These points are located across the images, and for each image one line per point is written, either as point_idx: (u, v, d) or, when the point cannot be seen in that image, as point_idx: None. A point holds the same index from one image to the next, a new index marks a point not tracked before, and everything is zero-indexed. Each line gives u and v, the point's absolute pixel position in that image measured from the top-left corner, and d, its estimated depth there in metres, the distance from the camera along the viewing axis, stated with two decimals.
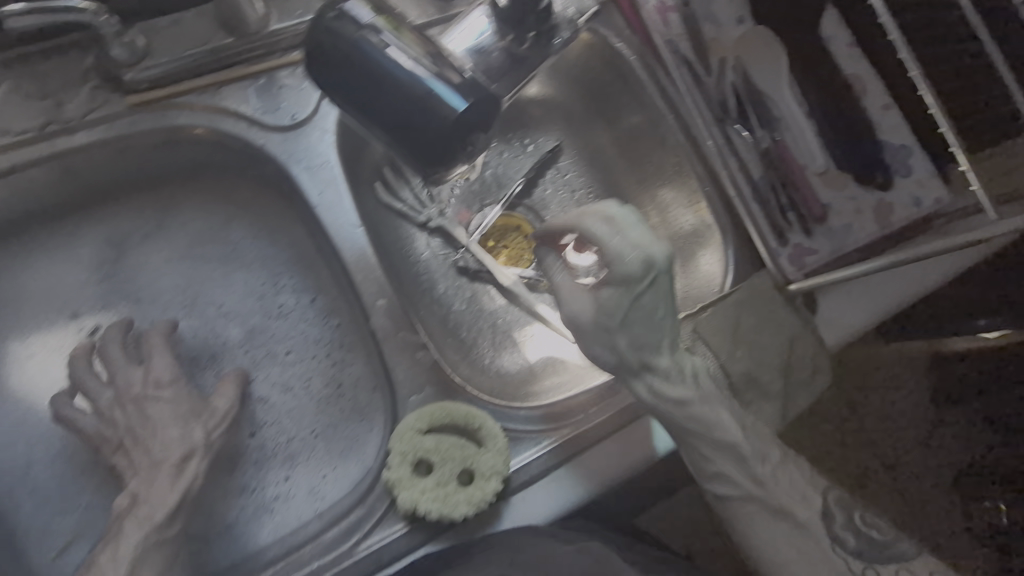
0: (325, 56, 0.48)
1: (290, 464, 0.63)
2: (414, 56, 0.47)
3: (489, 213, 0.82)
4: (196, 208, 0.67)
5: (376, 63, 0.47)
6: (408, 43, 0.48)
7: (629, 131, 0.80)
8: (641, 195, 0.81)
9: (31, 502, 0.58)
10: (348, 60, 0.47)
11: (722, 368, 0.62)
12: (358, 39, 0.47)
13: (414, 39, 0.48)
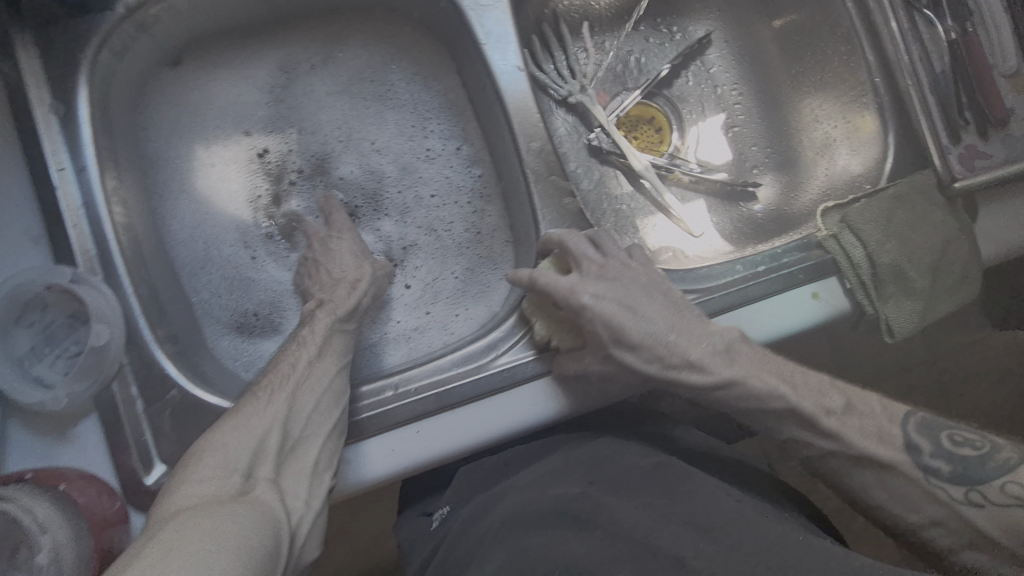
0: None
1: (424, 298, 0.67)
2: None
3: (630, 97, 0.80)
4: (361, 46, 0.69)
5: None
6: None
7: (794, 21, 0.75)
8: (792, 98, 0.78)
9: (205, 291, 0.63)
10: None
11: (868, 259, 0.60)
12: None
13: None
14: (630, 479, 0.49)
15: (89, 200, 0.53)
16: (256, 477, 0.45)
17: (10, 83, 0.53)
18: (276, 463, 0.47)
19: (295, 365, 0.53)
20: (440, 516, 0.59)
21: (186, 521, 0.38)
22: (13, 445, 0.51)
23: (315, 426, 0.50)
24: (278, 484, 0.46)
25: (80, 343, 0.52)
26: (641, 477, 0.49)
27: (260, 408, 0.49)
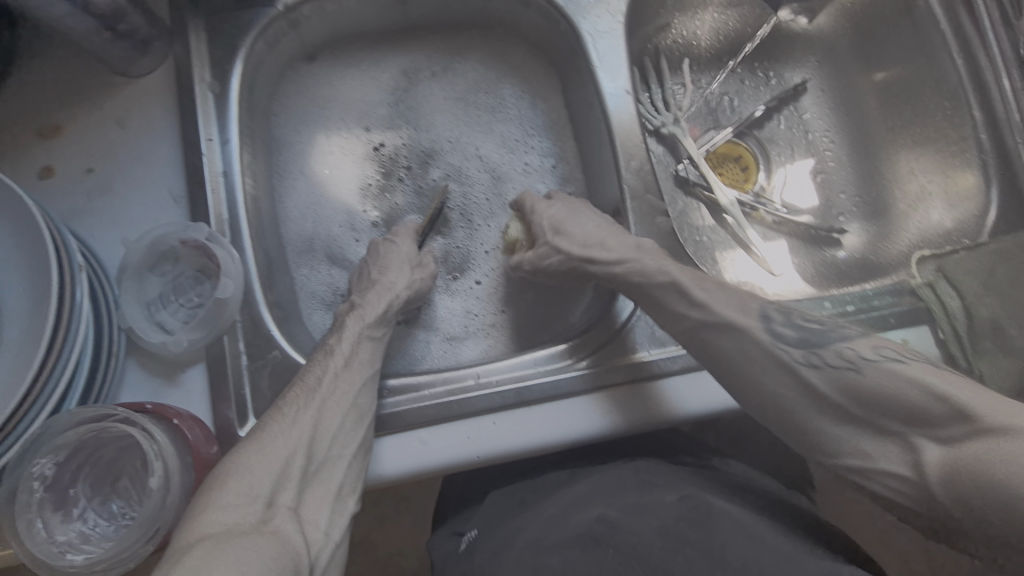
0: None
1: (502, 302, 0.70)
2: None
3: (721, 133, 0.82)
4: (478, 61, 0.75)
5: None
6: None
7: (898, 74, 0.76)
8: (886, 149, 0.79)
9: (306, 267, 0.67)
10: None
11: (964, 311, 0.60)
12: None
13: None
14: (648, 506, 0.49)
15: (229, 169, 0.58)
16: (276, 506, 0.44)
17: (178, 60, 0.59)
18: (298, 488, 0.46)
19: (321, 379, 0.52)
20: (467, 539, 0.58)
21: (206, 555, 0.38)
22: (126, 382, 0.54)
23: (341, 447, 0.50)
24: (299, 512, 0.46)
25: (203, 296, 0.56)
26: (659, 508, 0.48)
27: (283, 429, 0.48)
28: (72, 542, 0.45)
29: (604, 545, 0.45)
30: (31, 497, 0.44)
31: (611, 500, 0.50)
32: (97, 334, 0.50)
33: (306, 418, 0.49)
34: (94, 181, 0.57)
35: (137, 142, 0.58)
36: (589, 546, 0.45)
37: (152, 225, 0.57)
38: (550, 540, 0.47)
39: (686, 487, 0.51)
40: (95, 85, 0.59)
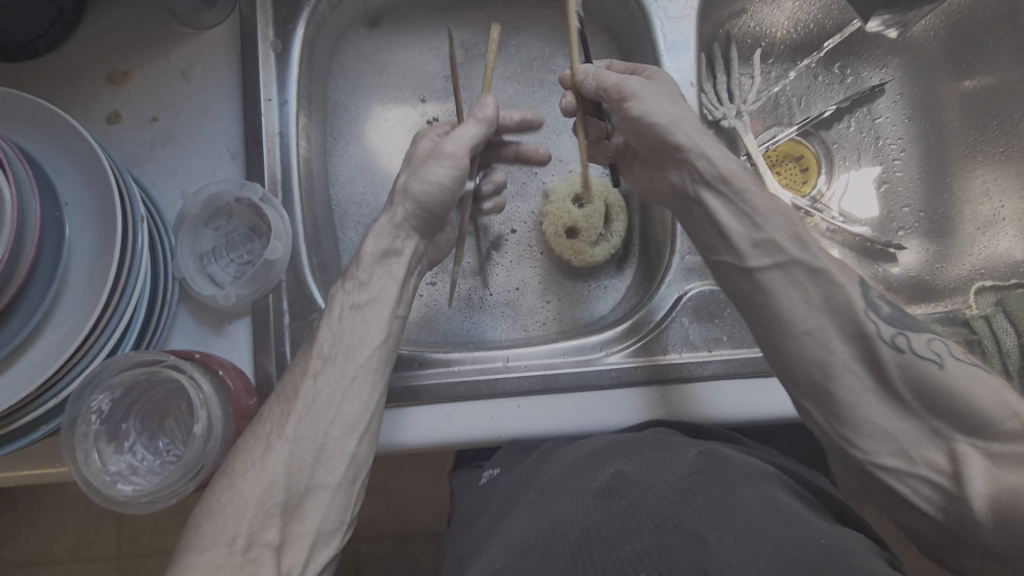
0: None
1: (528, 280, 0.70)
2: None
3: (785, 131, 0.78)
4: (539, 36, 0.73)
5: None
6: None
7: (989, 86, 0.71)
8: (964, 167, 0.74)
9: (352, 231, 0.68)
10: None
11: (1020, 350, 0.57)
12: None
13: None
14: (666, 459, 0.47)
15: (286, 130, 0.59)
16: (256, 547, 0.42)
17: (241, 15, 0.59)
18: (281, 523, 0.43)
19: (300, 389, 0.47)
20: (490, 475, 0.56)
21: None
22: (176, 329, 0.57)
23: (324, 475, 0.45)
24: (282, 551, 0.43)
25: (253, 254, 0.58)
26: (677, 461, 0.47)
27: (258, 462, 0.44)
28: (122, 472, 0.48)
29: (617, 496, 0.45)
30: (88, 428, 0.47)
31: (629, 452, 0.50)
32: (153, 282, 0.52)
33: (283, 445, 0.45)
34: (157, 130, 0.59)
35: (199, 95, 0.60)
36: (601, 496, 0.45)
37: (210, 179, 0.58)
38: (568, 483, 0.48)
39: (712, 444, 0.50)
40: (162, 34, 0.60)
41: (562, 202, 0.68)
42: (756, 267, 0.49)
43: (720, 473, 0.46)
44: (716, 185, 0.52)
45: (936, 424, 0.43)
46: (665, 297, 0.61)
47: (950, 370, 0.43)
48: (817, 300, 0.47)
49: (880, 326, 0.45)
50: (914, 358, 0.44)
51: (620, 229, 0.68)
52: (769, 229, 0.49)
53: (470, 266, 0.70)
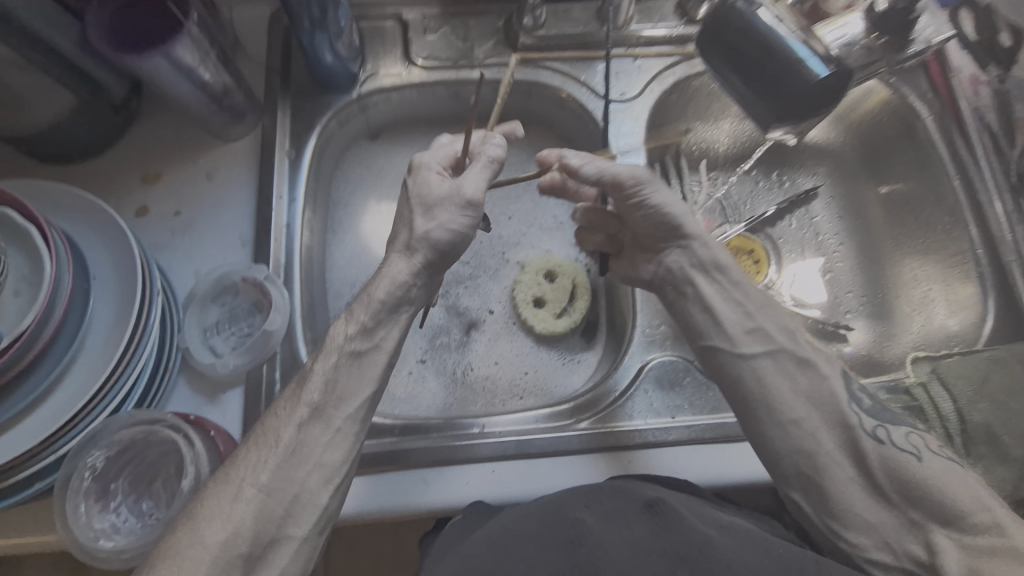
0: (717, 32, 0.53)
1: (504, 356, 0.75)
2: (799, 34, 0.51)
3: (734, 228, 0.87)
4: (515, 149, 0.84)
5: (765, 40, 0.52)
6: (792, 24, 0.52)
7: (902, 190, 0.82)
8: (894, 257, 0.83)
9: (343, 312, 0.75)
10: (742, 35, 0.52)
11: (957, 415, 0.61)
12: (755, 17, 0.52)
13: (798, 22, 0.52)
14: (621, 510, 0.50)
15: (292, 222, 0.68)
16: None
17: (263, 129, 0.71)
18: None
19: (284, 434, 0.50)
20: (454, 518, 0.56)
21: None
22: (172, 398, 0.61)
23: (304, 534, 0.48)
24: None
25: (253, 326, 0.64)
26: (633, 513, 0.49)
27: (225, 508, 0.47)
28: (106, 529, 0.51)
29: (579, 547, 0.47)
30: (80, 484, 0.50)
31: (587, 501, 0.51)
32: (158, 352, 0.57)
33: (254, 494, 0.48)
34: (178, 222, 0.67)
35: (219, 193, 0.69)
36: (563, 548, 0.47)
37: (221, 262, 0.66)
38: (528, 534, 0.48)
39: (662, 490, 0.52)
40: (192, 145, 0.71)
41: (535, 277, 0.77)
42: (750, 353, 0.55)
43: (672, 528, 0.48)
44: (711, 275, 0.60)
45: (912, 515, 0.49)
46: (630, 366, 0.66)
47: (928, 463, 0.49)
48: (802, 393, 0.52)
49: (863, 418, 0.51)
50: (894, 450, 0.50)
51: (582, 307, 0.76)
52: (759, 319, 0.56)
53: (451, 341, 0.75)
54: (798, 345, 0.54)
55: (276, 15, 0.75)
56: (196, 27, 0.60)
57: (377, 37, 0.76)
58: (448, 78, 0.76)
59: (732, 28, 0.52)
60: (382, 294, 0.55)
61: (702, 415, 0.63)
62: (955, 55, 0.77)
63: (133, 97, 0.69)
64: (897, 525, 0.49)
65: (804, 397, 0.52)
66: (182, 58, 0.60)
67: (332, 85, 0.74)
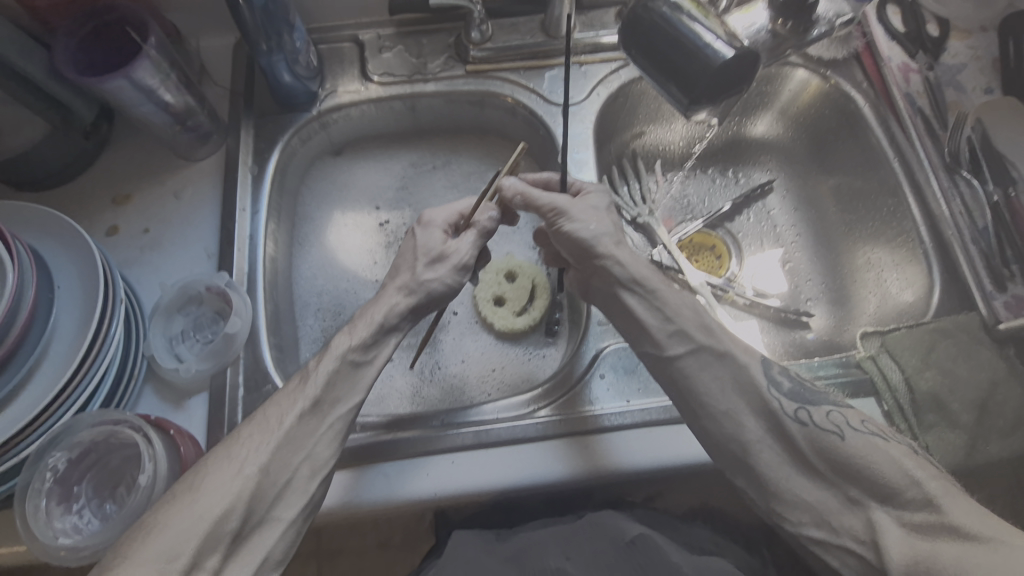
0: (636, 31, 0.56)
1: (470, 355, 0.77)
2: (713, 33, 0.54)
3: (692, 224, 0.89)
4: (474, 157, 0.88)
5: (677, 37, 0.54)
6: (711, 25, 0.54)
7: (849, 180, 0.85)
8: (847, 243, 0.85)
9: (311, 320, 0.77)
10: (655, 33, 0.55)
11: (905, 383, 0.64)
12: (667, 14, 0.54)
13: (715, 22, 0.55)
14: (603, 557, 0.56)
15: (255, 234, 0.71)
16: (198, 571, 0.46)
17: (228, 148, 0.75)
18: (221, 553, 0.48)
19: (283, 421, 0.52)
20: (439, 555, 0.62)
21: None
22: (140, 405, 0.63)
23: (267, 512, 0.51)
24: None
25: (217, 334, 0.66)
26: (615, 559, 0.56)
27: (224, 482, 0.49)
28: (67, 529, 0.52)
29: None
30: (42, 485, 0.52)
31: (568, 551, 0.57)
32: (123, 359, 0.60)
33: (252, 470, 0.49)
34: (146, 239, 0.70)
35: (186, 210, 0.72)
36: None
37: (187, 274, 0.68)
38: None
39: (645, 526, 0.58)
40: (160, 166, 0.74)
41: (496, 276, 0.79)
42: (674, 355, 0.57)
43: (653, 564, 0.54)
44: (634, 287, 0.60)
45: (850, 492, 0.52)
46: (585, 354, 0.68)
47: (851, 441, 0.52)
48: (729, 382, 0.56)
49: (783, 402, 0.55)
50: (818, 430, 0.53)
51: (542, 305, 0.77)
52: (679, 320, 0.58)
53: (415, 346, 0.77)
54: (718, 339, 0.57)
55: (239, 43, 0.80)
56: (155, 51, 0.64)
57: (336, 59, 0.80)
58: (403, 93, 0.80)
59: (650, 29, 0.55)
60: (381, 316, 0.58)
61: (657, 397, 0.64)
62: (884, 46, 0.81)
63: (103, 123, 0.73)
64: (835, 502, 0.52)
65: (732, 366, 0.57)
66: (142, 80, 0.64)
67: (294, 105, 0.78)
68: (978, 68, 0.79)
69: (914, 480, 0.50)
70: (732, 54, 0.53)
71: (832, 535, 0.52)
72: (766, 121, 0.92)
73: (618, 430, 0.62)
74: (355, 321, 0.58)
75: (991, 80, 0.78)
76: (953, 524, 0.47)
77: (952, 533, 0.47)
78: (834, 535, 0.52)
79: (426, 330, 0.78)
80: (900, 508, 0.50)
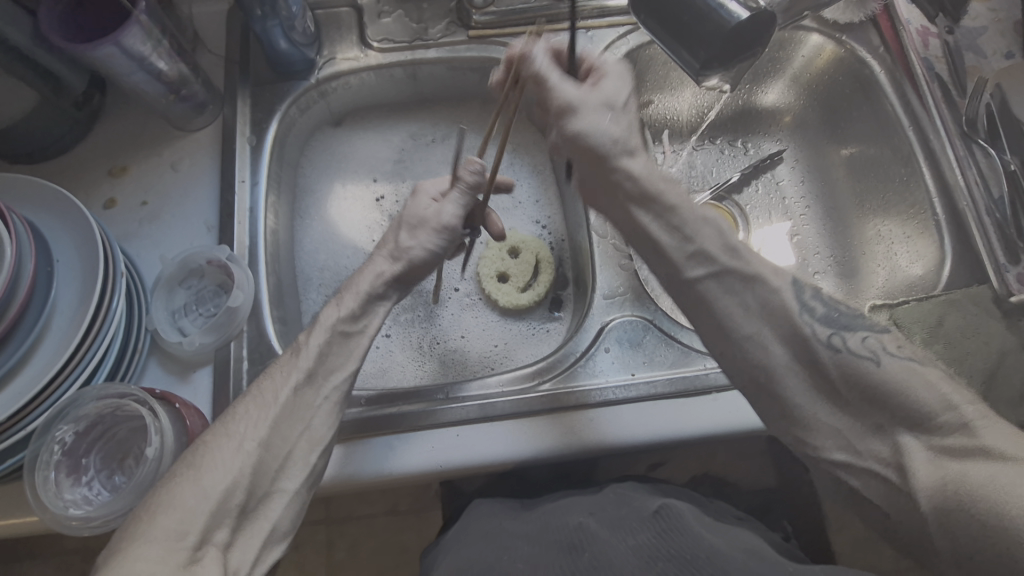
0: None
1: (473, 329, 0.76)
2: None
3: (699, 196, 0.87)
4: (477, 128, 0.86)
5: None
6: None
7: (862, 150, 0.82)
8: (857, 214, 0.83)
9: (314, 293, 0.76)
10: None
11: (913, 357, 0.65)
12: None
13: None
14: (627, 519, 0.54)
15: (255, 206, 0.69)
16: (206, 546, 0.46)
17: (224, 119, 0.73)
18: (232, 524, 0.48)
19: (280, 395, 0.52)
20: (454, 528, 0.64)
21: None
22: (145, 378, 0.63)
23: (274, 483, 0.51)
24: (229, 550, 0.47)
25: (219, 307, 0.65)
26: (638, 524, 0.53)
27: (225, 459, 0.48)
28: (77, 500, 0.53)
29: (580, 551, 0.52)
30: (50, 458, 0.52)
31: (592, 509, 0.57)
32: (127, 332, 0.59)
33: (253, 447, 0.49)
34: (145, 211, 0.69)
35: (184, 182, 0.71)
36: (567, 551, 0.52)
37: (187, 247, 0.68)
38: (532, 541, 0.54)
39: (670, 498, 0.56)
40: (157, 137, 0.73)
41: (499, 251, 0.78)
42: (696, 277, 0.55)
43: (674, 530, 0.51)
44: (657, 215, 0.57)
45: (878, 421, 0.50)
46: (590, 328, 0.67)
47: (887, 367, 0.50)
48: (758, 308, 0.54)
49: (817, 330, 0.52)
50: (851, 358, 0.51)
51: (546, 281, 0.77)
52: (699, 241, 0.56)
53: (419, 319, 0.77)
54: (746, 259, 0.54)
55: (233, 9, 0.77)
56: (145, 16, 0.62)
57: (333, 25, 0.78)
58: (404, 60, 0.78)
59: None
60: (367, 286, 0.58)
61: (662, 370, 0.64)
62: (902, 9, 0.78)
63: (95, 93, 0.72)
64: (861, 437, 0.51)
65: None
66: (133, 47, 0.62)
67: (292, 73, 0.76)
68: (998, 32, 0.76)
69: (950, 403, 0.48)
70: (747, 14, 0.51)
71: (856, 459, 0.50)
72: (778, 88, 0.89)
73: (624, 404, 0.62)
74: (342, 294, 0.58)
75: (1011, 44, 0.75)
76: (988, 446, 0.45)
77: (975, 457, 0.45)
78: (859, 458, 0.50)
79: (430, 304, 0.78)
80: (933, 433, 0.48)
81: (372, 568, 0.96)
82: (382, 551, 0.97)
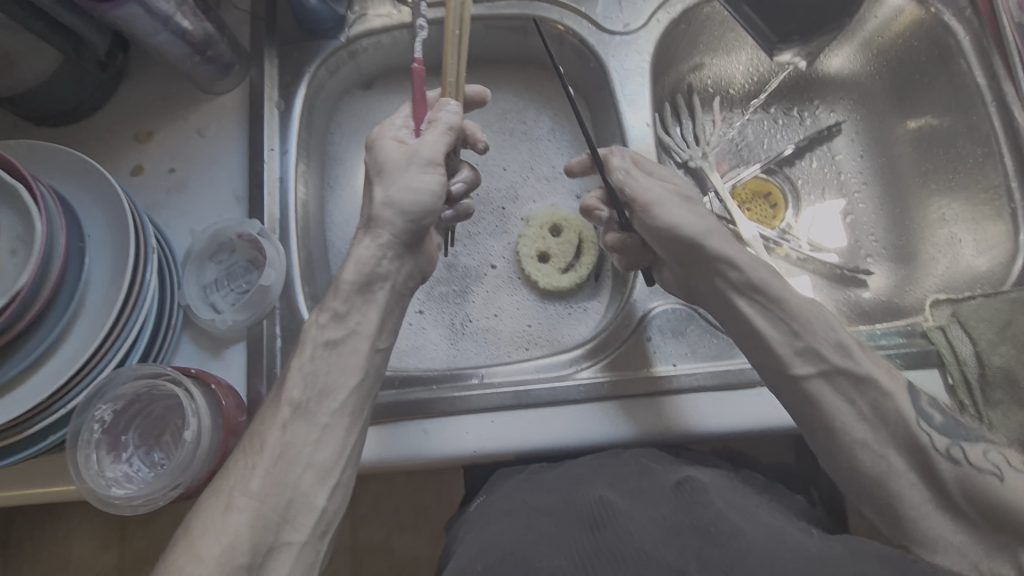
0: None
1: (506, 308, 0.74)
2: None
3: (749, 169, 0.81)
4: (514, 93, 0.82)
5: None
6: None
7: (933, 123, 0.75)
8: (919, 196, 0.77)
9: (344, 268, 0.75)
10: None
11: (975, 358, 0.60)
12: None
13: None
14: (647, 491, 0.52)
15: (285, 176, 0.67)
16: None
17: (251, 81, 0.69)
18: None
19: None
20: (476, 500, 0.63)
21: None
22: (179, 352, 0.62)
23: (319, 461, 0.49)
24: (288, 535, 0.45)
25: (251, 283, 0.64)
26: (659, 496, 0.52)
27: None
28: (118, 478, 0.54)
29: (602, 525, 0.49)
30: (90, 436, 0.52)
31: (613, 480, 0.54)
32: (159, 307, 0.58)
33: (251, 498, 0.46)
34: (173, 179, 0.67)
35: (211, 149, 0.68)
36: (588, 526, 0.49)
37: (217, 219, 0.66)
38: (553, 512, 0.52)
39: (690, 470, 0.55)
40: (183, 100, 0.70)
41: (540, 230, 0.75)
42: None
43: (695, 505, 0.50)
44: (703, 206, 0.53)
45: None
46: (631, 315, 0.65)
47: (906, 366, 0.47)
48: None
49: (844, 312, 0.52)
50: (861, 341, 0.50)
51: (590, 262, 0.74)
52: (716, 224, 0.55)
53: (450, 296, 0.75)
54: None
55: None
56: None
57: None
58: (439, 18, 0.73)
59: None
60: (351, 276, 0.54)
61: (705, 361, 0.61)
62: None
63: (118, 53, 0.68)
64: None
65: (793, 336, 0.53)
66: (156, 5, 0.58)
67: (320, 31, 0.71)
68: None
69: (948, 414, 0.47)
70: None
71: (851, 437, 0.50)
72: (845, 52, 0.82)
73: (667, 397, 0.60)
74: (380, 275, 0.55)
75: None
76: None
77: None
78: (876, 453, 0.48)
79: (461, 282, 0.75)
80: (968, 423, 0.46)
81: (393, 525, 0.99)
82: (402, 509, 0.99)
